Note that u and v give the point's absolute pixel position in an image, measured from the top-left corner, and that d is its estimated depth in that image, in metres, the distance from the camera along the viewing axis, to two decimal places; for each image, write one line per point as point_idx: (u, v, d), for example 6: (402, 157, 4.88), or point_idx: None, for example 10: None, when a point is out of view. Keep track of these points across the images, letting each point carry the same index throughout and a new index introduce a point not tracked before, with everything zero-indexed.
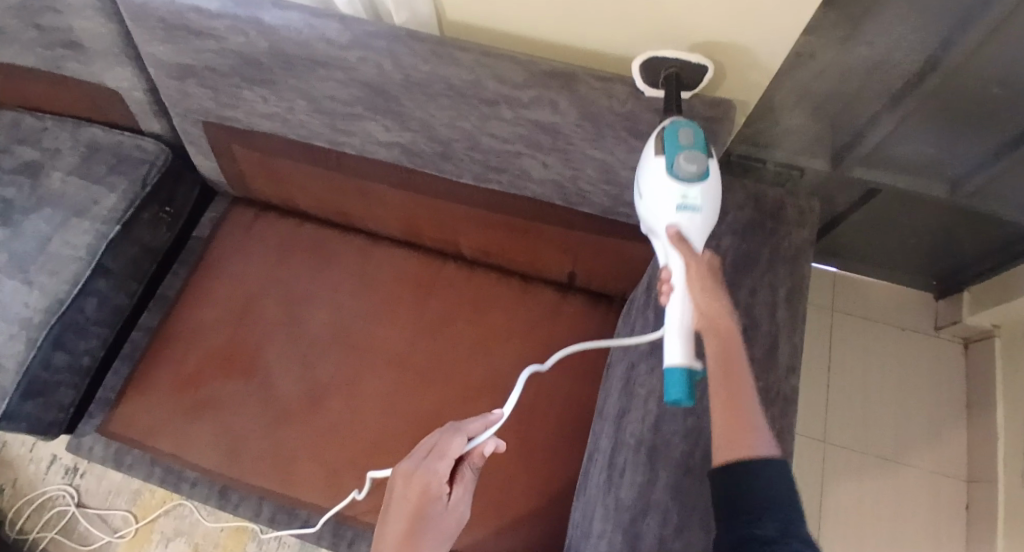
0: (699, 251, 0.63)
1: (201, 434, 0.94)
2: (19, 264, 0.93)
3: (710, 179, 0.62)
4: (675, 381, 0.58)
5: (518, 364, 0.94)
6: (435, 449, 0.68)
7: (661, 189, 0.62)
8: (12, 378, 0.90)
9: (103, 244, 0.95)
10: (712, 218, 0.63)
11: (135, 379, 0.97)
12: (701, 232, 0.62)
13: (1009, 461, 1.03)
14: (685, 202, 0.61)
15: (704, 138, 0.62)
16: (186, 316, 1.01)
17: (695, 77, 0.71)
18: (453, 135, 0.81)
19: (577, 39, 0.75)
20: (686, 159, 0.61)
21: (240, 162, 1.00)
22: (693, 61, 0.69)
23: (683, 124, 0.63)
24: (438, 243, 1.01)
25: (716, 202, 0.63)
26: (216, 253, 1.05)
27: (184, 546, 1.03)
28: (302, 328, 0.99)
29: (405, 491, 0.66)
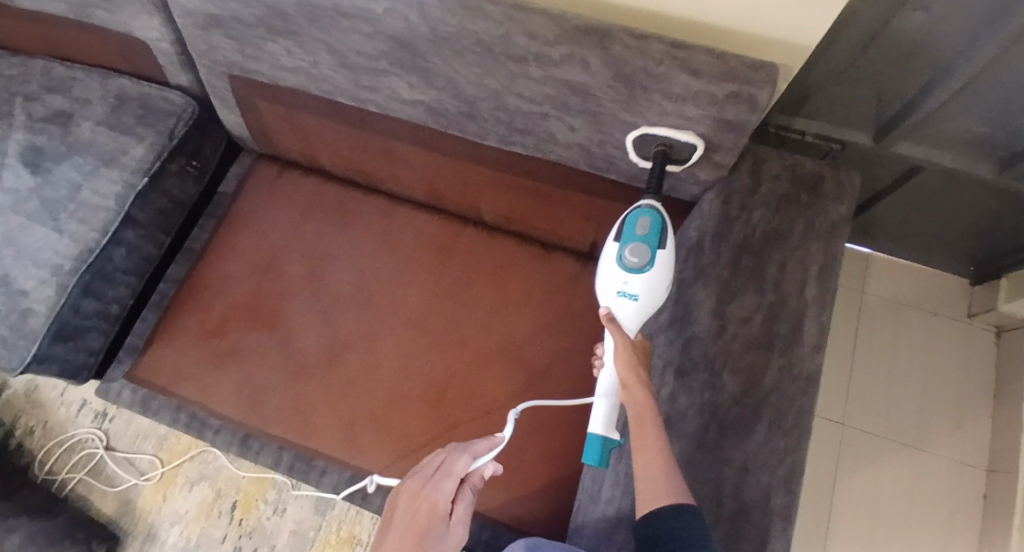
0: (633, 334, 0.70)
1: (224, 383, 0.95)
2: (51, 211, 0.95)
3: (654, 271, 0.68)
4: (592, 447, 0.69)
5: (536, 331, 0.94)
6: (441, 466, 0.69)
7: (608, 273, 0.70)
8: (43, 322, 0.92)
9: (132, 195, 0.95)
10: (654, 304, 0.69)
11: (161, 328, 0.99)
12: (637, 318, 0.69)
13: None
14: (624, 289, 0.68)
15: (659, 233, 0.69)
16: (211, 269, 1.02)
17: (684, 153, 0.77)
18: (479, 93, 0.80)
19: None
20: (631, 251, 0.68)
21: (267, 118, 0.99)
22: (684, 139, 0.75)
23: (644, 212, 0.69)
24: (460, 207, 1.00)
25: (658, 291, 0.69)
26: (242, 207, 1.06)
27: (207, 490, 1.06)
28: (323, 285, 0.99)
29: (411, 508, 0.65)
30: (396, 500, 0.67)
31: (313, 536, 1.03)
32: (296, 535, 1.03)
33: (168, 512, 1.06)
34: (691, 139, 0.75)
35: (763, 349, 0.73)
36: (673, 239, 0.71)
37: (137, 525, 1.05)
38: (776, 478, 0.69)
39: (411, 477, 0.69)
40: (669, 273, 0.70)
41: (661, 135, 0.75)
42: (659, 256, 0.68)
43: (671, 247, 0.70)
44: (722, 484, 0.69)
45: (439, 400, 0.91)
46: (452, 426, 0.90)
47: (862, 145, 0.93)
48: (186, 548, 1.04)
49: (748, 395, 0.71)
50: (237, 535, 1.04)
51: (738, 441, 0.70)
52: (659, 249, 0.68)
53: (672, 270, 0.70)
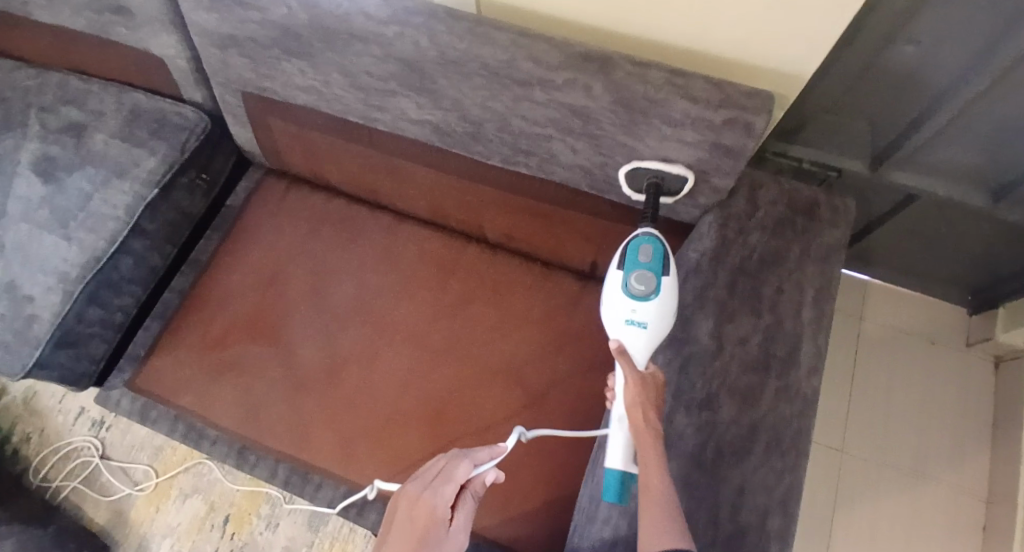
0: (643, 366, 0.68)
1: (223, 395, 0.96)
2: (61, 220, 0.96)
3: (660, 297, 0.68)
4: (611, 482, 0.67)
5: (533, 350, 0.94)
6: (442, 471, 0.65)
7: (614, 303, 0.69)
8: (47, 328, 0.93)
9: (141, 206, 0.97)
10: (661, 334, 0.68)
11: (164, 338, 1.00)
12: (646, 348, 0.68)
13: None
14: (632, 317, 0.68)
15: (662, 260, 0.70)
16: (216, 281, 1.03)
17: (677, 184, 0.79)
18: (484, 115, 0.82)
19: (613, 25, 0.75)
20: (637, 278, 0.68)
21: (276, 135, 1.02)
22: (674, 171, 0.78)
23: (644, 241, 0.70)
24: (463, 226, 1.01)
25: (666, 320, 0.68)
26: (248, 221, 1.07)
27: (201, 503, 1.05)
28: (325, 299, 1.00)
29: (410, 514, 0.61)
30: (394, 505, 0.63)
31: None
32: None
33: (160, 524, 1.05)
34: (690, 163, 0.76)
35: (760, 370, 0.73)
36: (675, 268, 0.71)
37: (128, 536, 1.04)
38: (771, 499, 0.68)
39: (409, 484, 0.65)
40: (675, 302, 0.69)
41: (652, 169, 0.78)
42: (665, 283, 0.69)
43: (675, 276, 0.70)
44: (719, 505, 0.67)
45: (436, 417, 0.92)
46: (449, 443, 0.90)
47: (859, 173, 0.93)
48: None
49: (744, 415, 0.71)
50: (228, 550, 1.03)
51: (734, 461, 0.69)
52: (664, 276, 0.69)
53: (677, 299, 0.70)
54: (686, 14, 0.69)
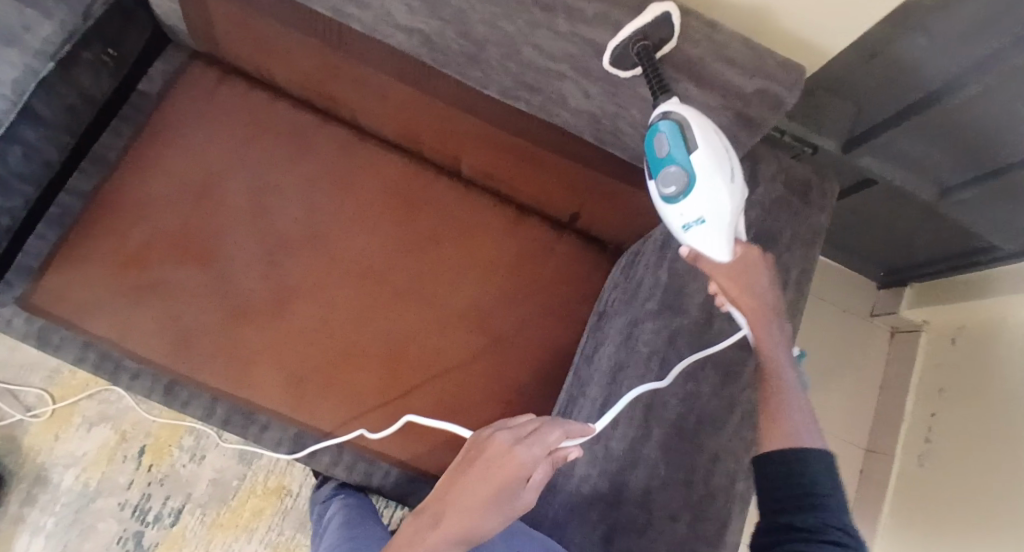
0: (729, 256, 0.64)
1: (145, 321, 0.82)
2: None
3: (700, 183, 0.62)
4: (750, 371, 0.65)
5: (502, 299, 0.90)
6: (536, 431, 0.60)
7: (667, 214, 0.65)
8: None
9: (33, 82, 0.76)
10: (727, 213, 0.62)
11: (66, 247, 0.82)
12: (716, 239, 0.63)
13: (906, 445, 1.11)
14: (686, 221, 0.63)
15: (680, 142, 0.62)
16: (132, 185, 0.85)
17: (663, 32, 0.65)
18: (490, 37, 0.71)
19: None
20: (667, 181, 0.63)
21: (215, 15, 0.81)
22: (651, 18, 0.64)
23: (658, 131, 0.64)
24: (436, 155, 0.91)
25: (719, 199, 0.62)
26: (168, 115, 0.88)
27: (110, 432, 0.95)
28: (271, 221, 0.88)
29: (495, 465, 0.57)
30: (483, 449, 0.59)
31: (236, 485, 0.96)
32: (217, 484, 0.96)
33: (62, 453, 0.93)
34: None
35: (742, 346, 0.69)
36: (706, 131, 0.63)
37: (23, 465, 0.93)
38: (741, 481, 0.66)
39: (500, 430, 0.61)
40: (722, 171, 0.62)
41: (630, 30, 0.65)
42: (696, 162, 0.62)
43: (707, 143, 0.62)
44: (694, 473, 0.66)
45: (395, 359, 0.86)
46: (408, 388, 0.86)
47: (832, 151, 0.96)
48: (83, 493, 0.93)
49: (725, 390, 0.68)
50: (146, 481, 0.94)
51: (712, 430, 0.67)
52: (690, 155, 0.62)
53: (723, 165, 0.62)
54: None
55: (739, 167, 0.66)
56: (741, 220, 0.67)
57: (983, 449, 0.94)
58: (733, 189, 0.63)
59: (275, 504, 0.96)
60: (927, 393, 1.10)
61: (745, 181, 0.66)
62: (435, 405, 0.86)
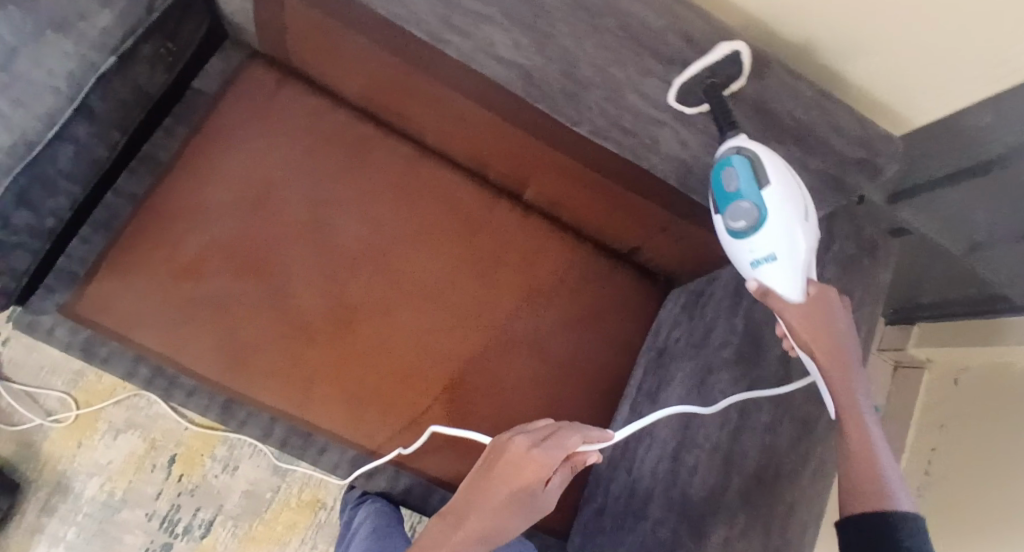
0: (800, 296, 0.61)
1: (199, 335, 0.77)
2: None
3: (770, 219, 0.61)
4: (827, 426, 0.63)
5: (557, 327, 0.90)
6: (554, 435, 0.64)
7: (736, 248, 0.64)
8: None
9: (93, 78, 0.68)
10: (799, 251, 0.61)
11: (115, 254, 0.76)
12: (788, 276, 0.61)
13: (908, 475, 1.16)
14: (756, 257, 0.62)
15: (750, 176, 0.62)
16: (186, 190, 0.80)
17: (730, 71, 0.63)
18: (596, 80, 0.68)
19: (767, 18, 0.67)
20: (736, 216, 0.63)
21: (290, 19, 0.75)
22: (719, 58, 0.62)
23: (727, 164, 0.63)
24: (501, 178, 0.90)
25: (790, 235, 0.61)
26: (224, 119, 0.82)
27: (139, 440, 0.91)
28: (330, 236, 0.84)
29: (515, 467, 0.61)
30: (502, 451, 0.63)
31: (270, 497, 0.94)
32: (251, 496, 0.93)
33: (85, 461, 0.89)
34: None
35: (814, 400, 0.71)
36: (778, 169, 0.62)
37: (42, 472, 0.88)
38: (811, 531, 0.69)
39: (518, 434, 0.64)
40: (793, 206, 0.61)
41: (696, 68, 0.63)
42: (767, 198, 0.61)
43: (778, 179, 0.61)
44: (772, 526, 0.68)
45: (454, 385, 0.85)
46: (464, 415, 0.85)
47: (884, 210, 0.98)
48: (108, 503, 0.89)
49: (801, 443, 0.70)
50: (175, 492, 0.91)
51: (789, 482, 0.69)
52: (761, 189, 0.61)
53: (795, 202, 0.61)
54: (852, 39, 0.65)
55: (812, 207, 0.64)
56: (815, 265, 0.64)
57: (978, 484, 1.00)
58: (805, 226, 0.62)
59: (309, 517, 0.95)
60: (927, 429, 1.18)
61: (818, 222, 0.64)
62: (491, 431, 0.85)
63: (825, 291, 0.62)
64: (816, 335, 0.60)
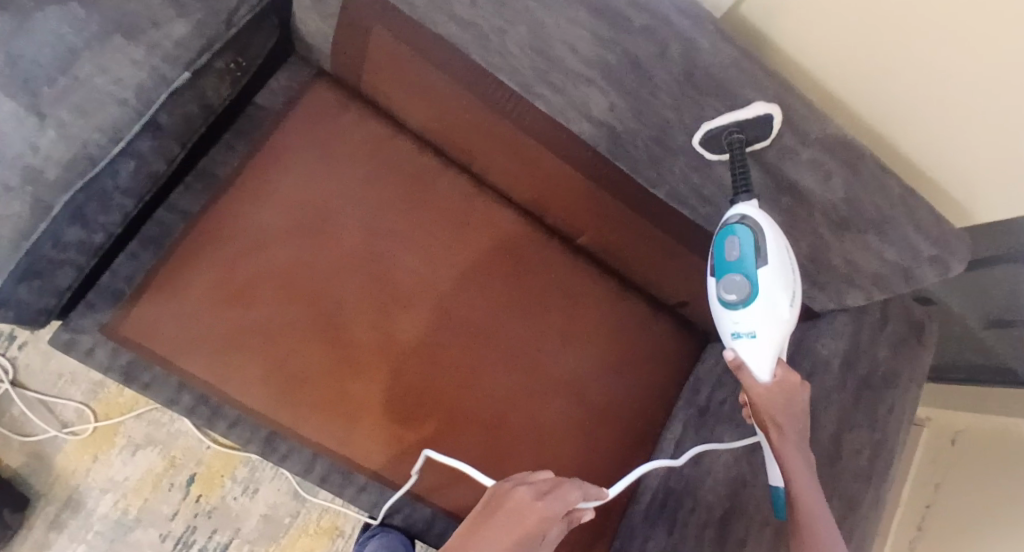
0: (769, 377, 0.60)
1: (247, 363, 0.74)
2: (18, 79, 0.56)
3: (760, 299, 0.60)
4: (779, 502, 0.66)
5: (600, 376, 0.89)
6: (557, 488, 0.62)
7: (718, 315, 0.63)
8: (7, 252, 0.58)
9: (164, 94, 0.63)
10: (779, 335, 0.60)
11: (166, 273, 0.73)
12: (762, 355, 0.60)
13: (900, 533, 1.11)
14: (737, 329, 0.61)
15: (750, 249, 0.61)
16: (241, 210, 0.77)
17: (759, 130, 0.62)
18: (686, 149, 0.68)
19: (854, 97, 0.67)
20: (727, 285, 0.62)
21: (369, 43, 0.74)
22: (750, 117, 0.61)
23: (731, 231, 0.62)
24: (557, 222, 0.88)
25: (776, 318, 0.60)
26: (283, 139, 0.80)
27: (158, 458, 0.91)
28: (384, 267, 0.81)
29: (517, 514, 0.58)
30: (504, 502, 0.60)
31: (288, 522, 0.93)
32: (269, 520, 0.92)
33: (100, 476, 0.89)
34: (866, 273, 0.70)
35: (861, 481, 0.69)
36: (779, 249, 0.61)
37: (53, 487, 0.88)
38: None
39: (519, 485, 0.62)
40: (784, 291, 0.60)
41: (726, 120, 0.62)
42: (761, 276, 0.60)
43: (777, 259, 0.61)
44: None
45: (496, 429, 0.82)
46: (505, 461, 0.82)
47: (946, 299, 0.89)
48: (121, 521, 0.89)
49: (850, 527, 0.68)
50: (191, 513, 0.90)
51: None
52: (758, 268, 0.61)
53: (785, 285, 0.61)
54: (943, 119, 0.62)
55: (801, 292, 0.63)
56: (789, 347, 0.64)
57: (957, 542, 0.96)
58: (791, 311, 0.61)
59: (327, 544, 0.93)
60: (922, 486, 1.13)
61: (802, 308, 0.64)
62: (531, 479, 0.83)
63: (792, 375, 0.61)
64: (776, 413, 0.60)
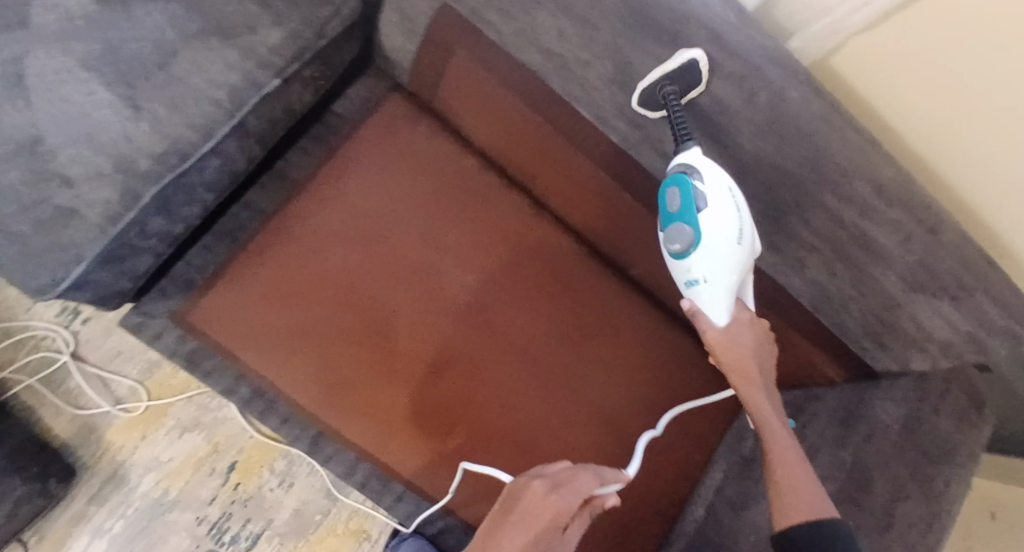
0: (728, 318, 0.63)
1: (300, 363, 0.75)
2: (118, 70, 0.58)
3: (704, 245, 0.61)
4: None
5: (641, 408, 0.86)
6: (570, 479, 0.63)
7: (672, 264, 0.65)
8: (94, 231, 0.60)
9: (255, 96, 0.65)
10: (728, 275, 0.62)
11: (234, 266, 0.75)
12: (719, 299, 0.63)
13: None
14: (689, 277, 0.63)
15: (690, 197, 0.61)
16: (308, 213, 0.78)
17: (691, 79, 0.62)
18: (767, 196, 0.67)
19: (947, 161, 0.65)
20: (673, 236, 0.63)
21: (449, 69, 0.76)
22: (677, 66, 0.62)
23: (670, 183, 0.63)
24: (612, 250, 0.88)
25: (724, 259, 0.61)
26: (354, 147, 0.81)
27: (202, 442, 0.93)
28: (439, 280, 0.82)
29: (532, 511, 0.60)
30: (518, 498, 0.62)
31: (317, 520, 0.94)
32: (299, 515, 0.94)
33: (145, 454, 0.92)
34: (935, 342, 0.67)
35: None
36: (721, 188, 0.61)
37: (99, 460, 0.91)
38: None
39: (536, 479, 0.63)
40: (731, 230, 0.61)
41: (656, 74, 0.63)
42: (703, 222, 0.61)
43: (718, 200, 0.61)
44: None
45: (533, 452, 0.81)
46: None
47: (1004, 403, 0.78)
48: (160, 501, 0.92)
49: None
50: (228, 500, 0.93)
51: None
52: (697, 214, 0.61)
53: (730, 222, 0.61)
54: None
55: (752, 221, 0.64)
56: (746, 277, 0.65)
57: None
58: (741, 247, 0.62)
59: (353, 547, 0.94)
60: None
61: (755, 234, 0.64)
62: None
63: (748, 315, 0.65)
64: (733, 360, 0.63)
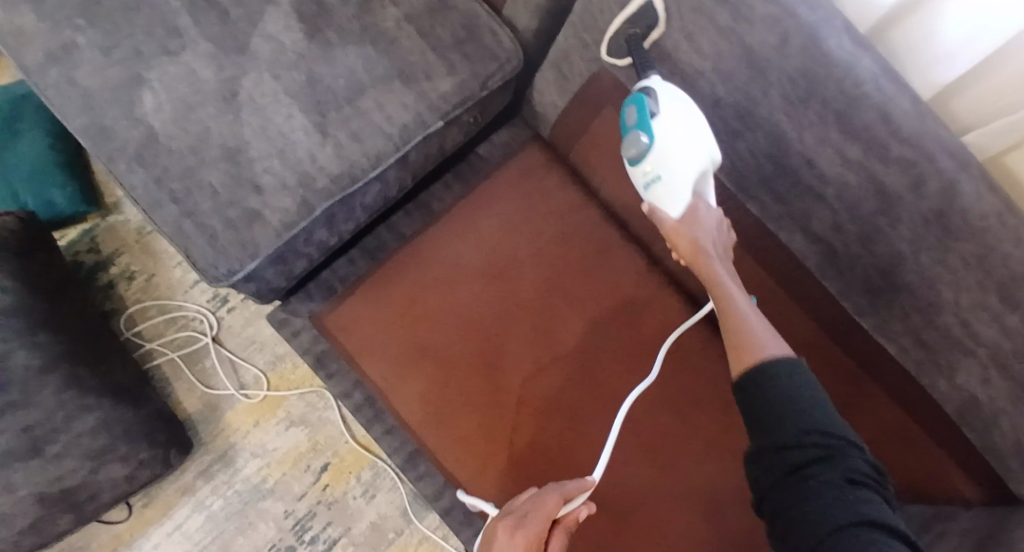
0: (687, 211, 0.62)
1: (412, 380, 0.80)
2: (314, 100, 0.69)
3: (658, 143, 0.62)
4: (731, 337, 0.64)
5: (744, 494, 0.77)
6: (530, 509, 0.63)
7: (634, 177, 0.66)
8: (272, 239, 0.66)
9: (420, 134, 0.71)
10: (685, 169, 0.61)
11: (373, 282, 0.82)
12: (677, 193, 0.62)
13: None
14: (647, 179, 0.64)
15: (643, 108, 0.64)
16: (443, 243, 0.84)
17: (651, 22, 0.68)
18: (917, 294, 0.64)
19: None
20: (631, 144, 0.65)
21: (596, 120, 0.80)
22: (635, 10, 0.68)
23: (629, 102, 0.66)
24: None
25: (677, 155, 0.62)
26: (493, 188, 0.87)
27: (305, 438, 1.00)
28: (553, 324, 0.82)
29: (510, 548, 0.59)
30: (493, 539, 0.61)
31: (391, 538, 0.97)
32: (376, 528, 0.97)
33: (254, 441, 0.99)
34: None
35: None
36: (673, 97, 0.63)
37: (214, 439, 0.99)
38: None
39: (506, 516, 0.64)
40: (686, 127, 0.62)
41: (621, 20, 0.69)
42: (656, 125, 0.63)
43: (670, 104, 0.63)
44: None
45: (621, 517, 0.76)
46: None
47: None
48: (258, 487, 0.98)
49: None
50: (316, 499, 0.98)
51: None
52: (651, 120, 0.63)
53: (685, 123, 0.62)
54: None
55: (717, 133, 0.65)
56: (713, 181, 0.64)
57: None
58: (699, 145, 0.62)
59: None
60: None
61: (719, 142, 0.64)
62: None
63: (710, 203, 0.62)
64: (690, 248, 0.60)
